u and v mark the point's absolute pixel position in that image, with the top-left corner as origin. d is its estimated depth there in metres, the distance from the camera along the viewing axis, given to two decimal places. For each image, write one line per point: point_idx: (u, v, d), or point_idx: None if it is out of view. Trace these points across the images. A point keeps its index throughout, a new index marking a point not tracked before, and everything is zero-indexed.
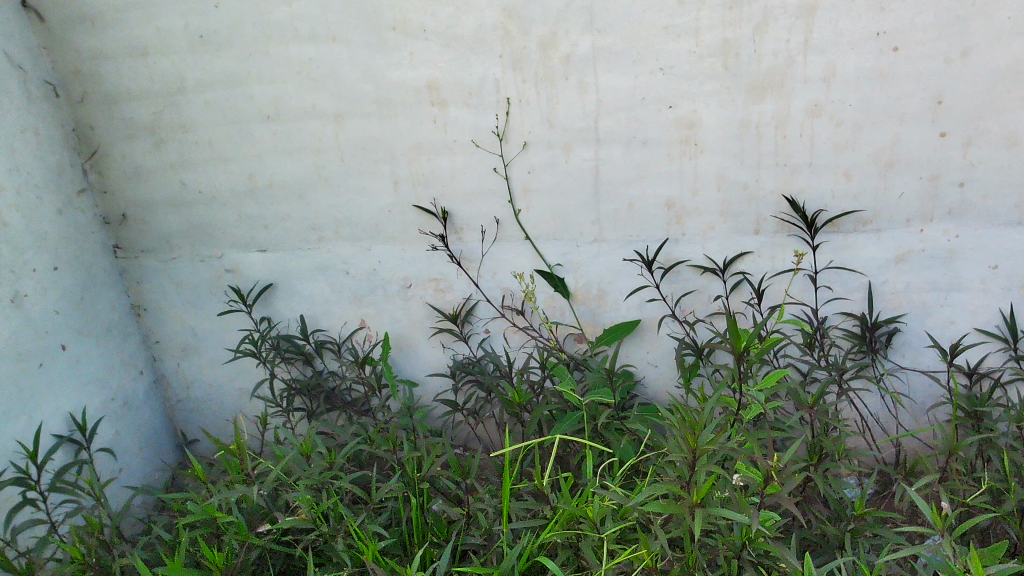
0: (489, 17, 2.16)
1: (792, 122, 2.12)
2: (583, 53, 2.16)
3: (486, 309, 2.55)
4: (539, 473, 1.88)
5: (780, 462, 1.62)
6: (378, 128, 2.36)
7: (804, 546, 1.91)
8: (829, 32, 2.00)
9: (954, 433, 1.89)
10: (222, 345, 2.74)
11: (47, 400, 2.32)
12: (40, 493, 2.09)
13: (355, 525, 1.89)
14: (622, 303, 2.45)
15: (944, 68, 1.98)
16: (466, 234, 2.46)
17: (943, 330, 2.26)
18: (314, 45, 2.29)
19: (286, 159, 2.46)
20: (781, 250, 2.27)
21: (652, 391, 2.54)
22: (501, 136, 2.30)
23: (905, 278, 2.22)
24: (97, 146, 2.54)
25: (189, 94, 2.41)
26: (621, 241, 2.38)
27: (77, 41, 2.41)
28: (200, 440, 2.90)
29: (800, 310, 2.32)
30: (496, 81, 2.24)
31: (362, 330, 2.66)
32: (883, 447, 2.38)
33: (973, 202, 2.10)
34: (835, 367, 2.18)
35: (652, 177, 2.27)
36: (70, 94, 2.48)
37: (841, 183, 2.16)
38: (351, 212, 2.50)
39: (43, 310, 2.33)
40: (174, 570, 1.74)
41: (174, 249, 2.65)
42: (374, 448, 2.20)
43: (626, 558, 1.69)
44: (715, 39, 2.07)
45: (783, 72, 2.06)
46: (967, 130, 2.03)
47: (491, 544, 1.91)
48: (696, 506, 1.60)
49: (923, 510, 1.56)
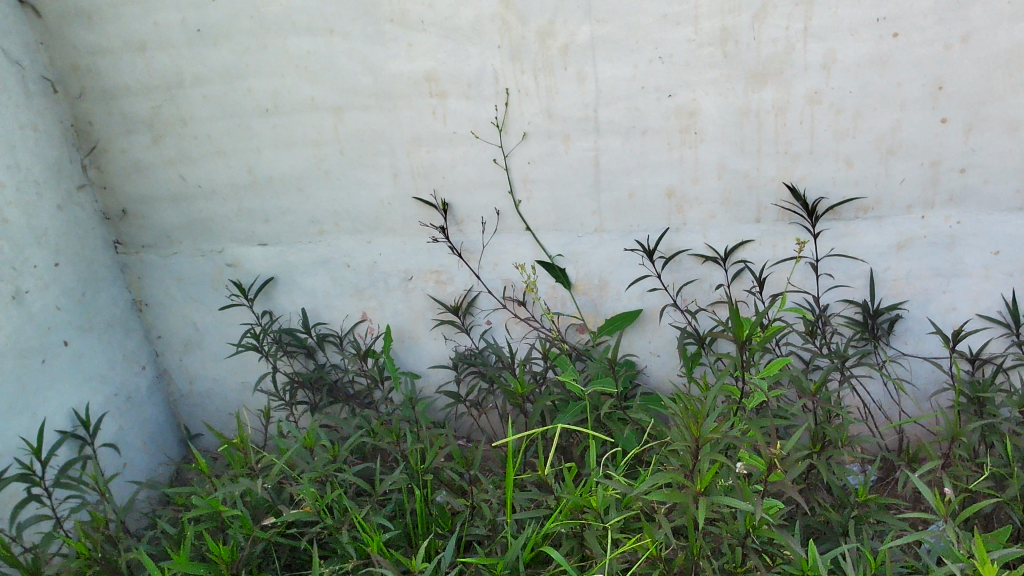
0: (487, 7, 2.16)
1: (792, 109, 2.11)
2: (582, 43, 2.15)
3: (488, 300, 2.55)
4: (542, 464, 1.88)
5: (784, 450, 1.63)
6: (377, 120, 2.36)
7: (808, 533, 1.91)
8: (828, 18, 1.99)
9: (957, 420, 1.89)
10: (224, 339, 2.75)
11: (50, 396, 2.33)
12: (45, 488, 2.10)
13: (360, 517, 1.89)
14: (624, 293, 2.45)
15: (944, 53, 1.97)
16: (466, 226, 2.46)
17: (945, 316, 2.27)
18: (311, 38, 2.28)
19: (285, 153, 2.45)
20: (782, 238, 2.27)
21: (655, 380, 2.54)
22: (500, 127, 2.30)
23: (906, 265, 2.22)
24: (95, 141, 2.54)
25: (187, 88, 2.41)
26: (621, 231, 2.37)
27: (74, 36, 2.41)
28: (204, 435, 2.91)
29: (802, 298, 2.31)
30: (495, 72, 2.23)
31: (364, 323, 2.66)
32: (885, 434, 2.38)
33: (974, 188, 2.10)
34: (837, 355, 2.19)
35: (653, 167, 2.27)
36: (68, 89, 2.47)
37: (842, 170, 2.15)
38: (351, 205, 2.49)
39: (45, 307, 2.33)
40: (180, 564, 1.75)
41: (174, 244, 2.65)
42: (377, 441, 2.20)
43: (630, 548, 1.69)
44: (714, 27, 2.06)
45: (783, 59, 2.06)
46: (968, 115, 2.02)
47: (496, 535, 1.92)
48: (699, 494, 1.61)
49: (927, 496, 1.57)
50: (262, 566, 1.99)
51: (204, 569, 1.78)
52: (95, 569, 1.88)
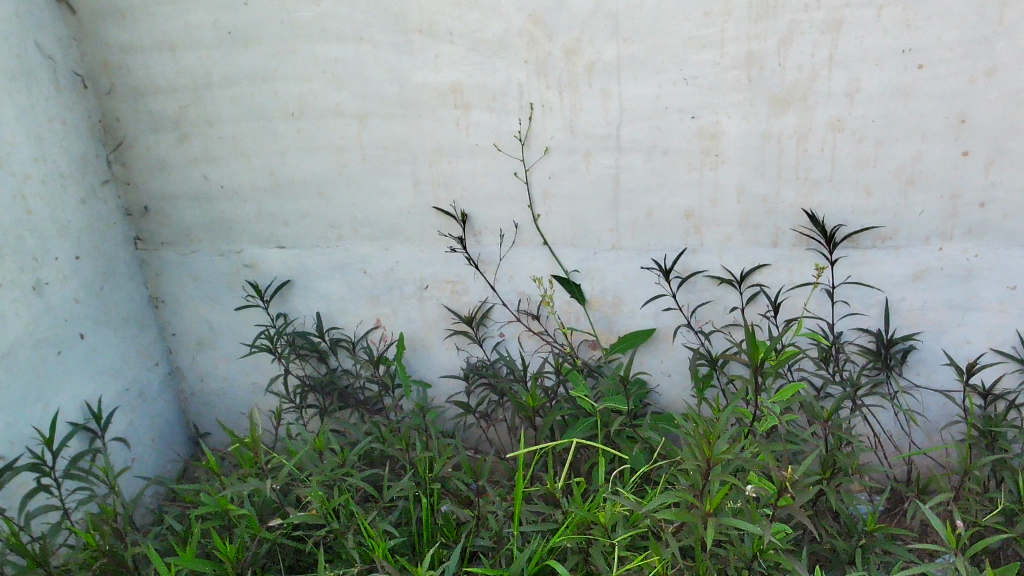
0: (515, 21, 2.18)
1: (814, 136, 2.12)
2: (607, 61, 2.17)
3: (502, 312, 2.56)
4: (551, 478, 1.89)
5: (795, 474, 1.63)
6: (401, 129, 2.38)
7: (814, 559, 1.91)
8: (854, 47, 2.00)
9: (969, 452, 1.90)
10: (238, 339, 2.77)
11: (64, 389, 2.34)
12: (55, 479, 2.11)
13: (366, 522, 1.89)
14: (638, 311, 2.46)
15: (968, 87, 1.98)
16: (484, 237, 2.48)
17: (959, 349, 2.26)
18: (340, 44, 2.31)
19: (308, 157, 2.48)
20: (798, 263, 2.27)
21: (665, 400, 2.54)
22: (523, 140, 2.31)
23: (922, 296, 2.22)
24: (122, 137, 2.57)
25: (215, 89, 2.44)
26: (638, 250, 2.38)
27: (107, 34, 2.44)
28: (214, 433, 2.92)
29: (817, 324, 2.31)
30: (520, 86, 2.25)
31: (377, 330, 2.67)
32: (894, 464, 2.38)
33: (994, 222, 2.09)
34: (850, 382, 2.18)
35: (672, 187, 2.28)
36: (97, 85, 2.51)
37: (861, 199, 2.16)
38: (371, 212, 2.51)
39: (63, 298, 2.35)
40: (186, 560, 1.75)
41: (193, 242, 2.67)
42: (386, 447, 2.20)
43: (637, 565, 1.69)
44: (739, 51, 2.07)
45: (807, 85, 2.07)
46: (989, 149, 2.02)
47: (501, 546, 1.92)
48: (708, 515, 1.60)
49: (938, 527, 1.56)
50: (266, 567, 1.99)
51: (210, 566, 1.78)
52: (102, 561, 1.89)
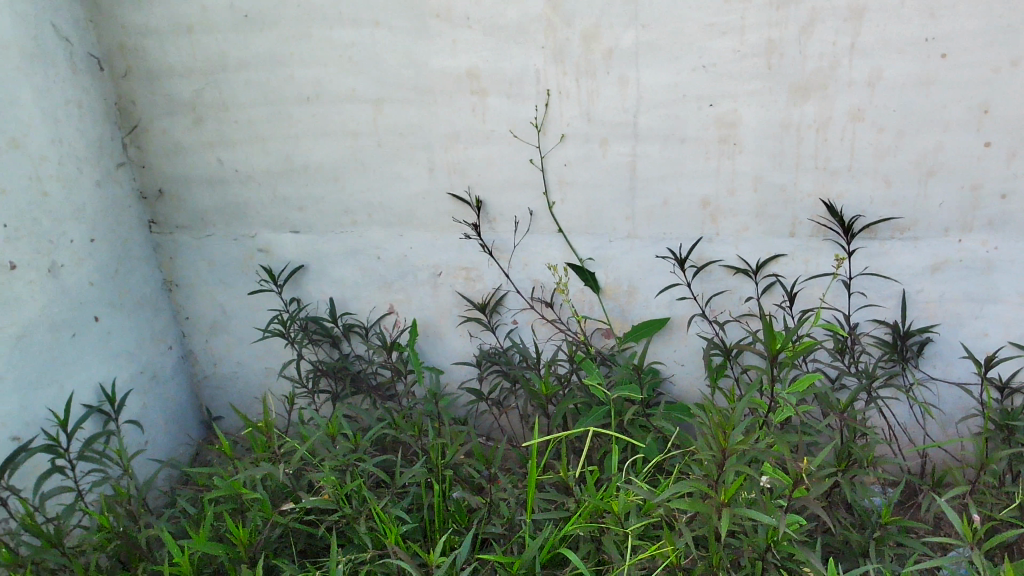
0: (533, 7, 2.16)
1: (834, 125, 2.10)
2: (625, 47, 2.15)
3: (515, 299, 2.55)
4: (563, 467, 1.89)
5: (810, 465, 1.62)
6: (416, 114, 2.37)
7: (827, 550, 1.91)
8: (876, 36, 1.98)
9: (986, 446, 1.88)
10: (251, 324, 2.77)
11: (79, 371, 2.35)
12: (69, 460, 2.11)
13: (378, 507, 1.89)
14: (652, 300, 2.45)
15: (991, 77, 1.95)
16: (498, 224, 2.47)
17: (977, 342, 2.24)
18: (357, 29, 2.29)
19: (323, 142, 2.47)
20: (815, 254, 2.26)
21: (678, 389, 2.54)
22: (539, 127, 2.30)
23: (940, 287, 2.20)
24: (137, 120, 2.57)
25: (230, 73, 2.43)
26: (653, 238, 2.37)
27: (123, 16, 2.43)
28: (226, 417, 2.94)
29: (833, 315, 2.30)
30: (537, 72, 2.24)
31: (390, 316, 2.68)
32: (908, 456, 2.38)
33: (1015, 213, 2.07)
34: (865, 374, 2.17)
35: (689, 175, 2.26)
36: (113, 68, 2.51)
37: (880, 189, 2.14)
38: (385, 197, 2.50)
39: (78, 281, 2.36)
40: (200, 544, 1.76)
41: (208, 226, 2.67)
42: (398, 433, 2.20)
43: (649, 554, 1.69)
44: (760, 39, 2.05)
45: (827, 74, 2.05)
46: (1012, 140, 2.00)
47: (513, 534, 1.91)
48: (723, 505, 1.60)
49: (954, 521, 1.54)
50: (279, 551, 2.00)
51: (223, 550, 1.78)
52: (116, 543, 1.90)
